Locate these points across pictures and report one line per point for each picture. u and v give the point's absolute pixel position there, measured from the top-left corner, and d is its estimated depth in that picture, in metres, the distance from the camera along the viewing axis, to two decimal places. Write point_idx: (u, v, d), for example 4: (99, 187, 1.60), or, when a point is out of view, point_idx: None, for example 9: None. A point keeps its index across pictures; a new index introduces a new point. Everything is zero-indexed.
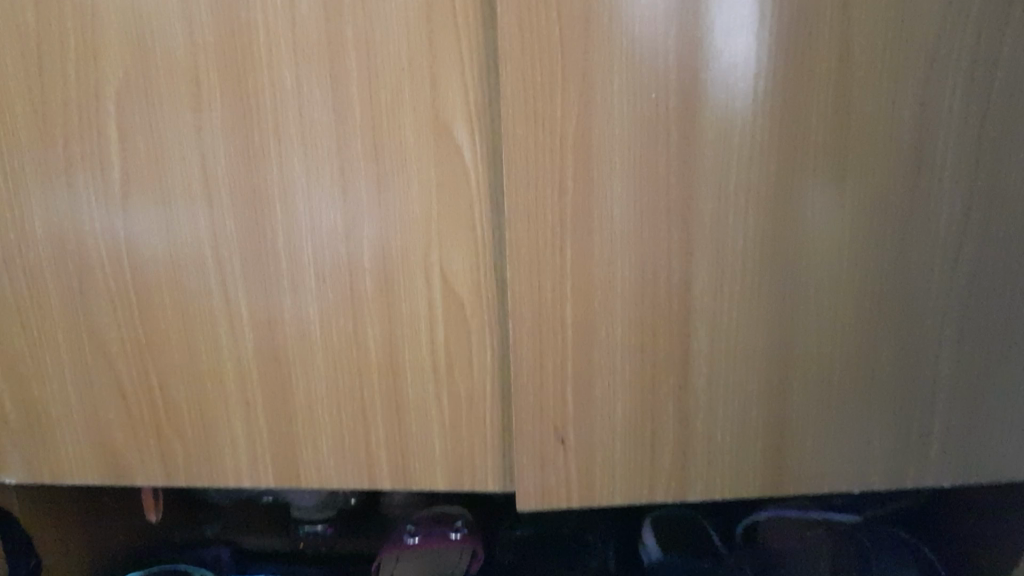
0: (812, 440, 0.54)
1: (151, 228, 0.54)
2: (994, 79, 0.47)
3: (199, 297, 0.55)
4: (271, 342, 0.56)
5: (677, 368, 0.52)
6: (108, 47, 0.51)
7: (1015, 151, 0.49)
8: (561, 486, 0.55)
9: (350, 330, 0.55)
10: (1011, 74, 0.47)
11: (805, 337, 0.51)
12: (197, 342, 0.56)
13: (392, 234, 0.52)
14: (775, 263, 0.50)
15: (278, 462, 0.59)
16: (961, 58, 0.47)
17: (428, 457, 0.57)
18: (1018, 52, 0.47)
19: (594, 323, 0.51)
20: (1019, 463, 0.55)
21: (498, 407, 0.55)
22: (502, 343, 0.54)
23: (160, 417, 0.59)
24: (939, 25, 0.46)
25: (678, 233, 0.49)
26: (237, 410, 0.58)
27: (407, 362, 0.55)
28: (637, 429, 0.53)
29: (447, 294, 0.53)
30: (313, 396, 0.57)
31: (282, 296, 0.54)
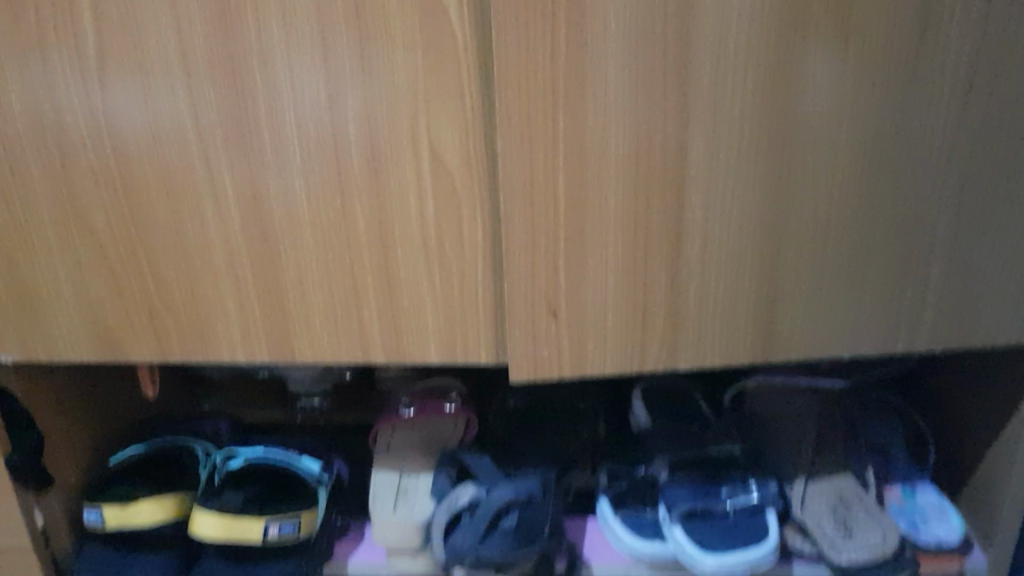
0: (803, 307, 0.54)
1: (129, 103, 0.52)
2: None
3: (184, 174, 0.54)
4: (260, 218, 0.55)
5: (670, 239, 0.51)
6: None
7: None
8: (554, 358, 0.55)
9: (339, 204, 0.54)
10: None
11: (800, 204, 0.51)
12: (184, 220, 0.56)
13: (379, 107, 0.51)
14: (772, 129, 0.49)
15: (271, 337, 0.59)
16: None
17: (421, 329, 0.57)
18: None
19: (587, 194, 0.50)
20: (1002, 321, 0.56)
21: (489, 279, 0.55)
22: (493, 215, 0.53)
23: (150, 294, 0.58)
24: None
25: (674, 100, 0.48)
26: (228, 288, 0.58)
27: (397, 236, 0.54)
28: (630, 300, 0.53)
29: (436, 166, 0.52)
30: (303, 271, 0.56)
31: (268, 172, 0.53)
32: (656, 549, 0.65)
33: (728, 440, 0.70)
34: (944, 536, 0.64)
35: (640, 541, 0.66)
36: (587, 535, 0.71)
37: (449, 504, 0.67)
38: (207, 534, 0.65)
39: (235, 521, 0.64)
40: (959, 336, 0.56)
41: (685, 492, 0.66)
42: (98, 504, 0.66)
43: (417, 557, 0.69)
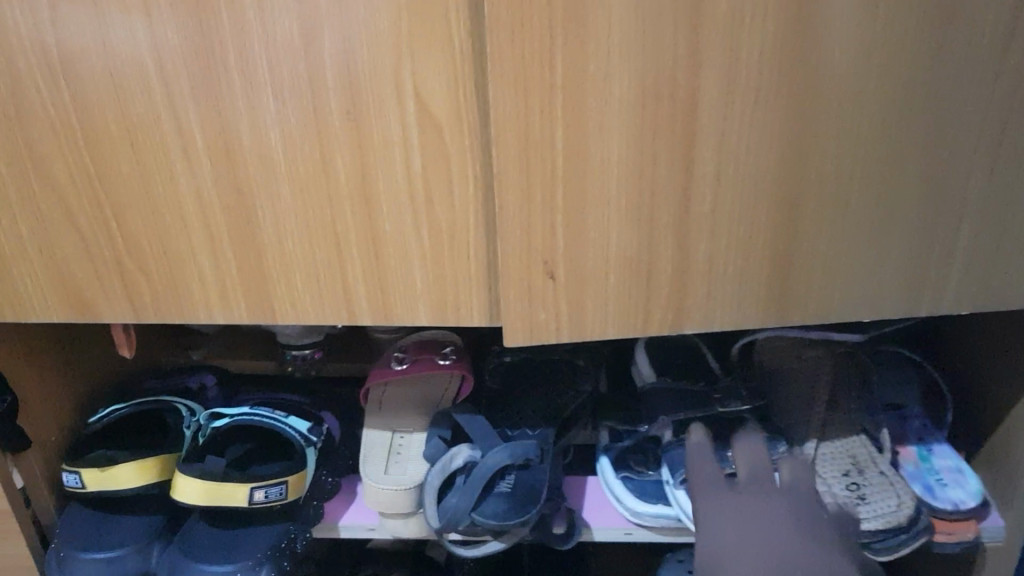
0: (821, 268, 0.50)
1: (86, 46, 0.48)
2: None
3: (149, 125, 0.50)
4: (233, 172, 0.51)
5: (678, 196, 0.47)
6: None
7: None
8: (551, 322, 0.51)
9: (318, 157, 0.50)
10: None
11: (820, 158, 0.47)
12: (152, 174, 0.52)
13: (358, 52, 0.46)
14: (791, 78, 0.44)
15: (251, 297, 0.55)
16: None
17: (409, 288, 0.54)
18: None
19: (587, 148, 0.46)
20: None
21: (482, 238, 0.51)
22: (485, 169, 0.49)
23: (119, 251, 0.55)
24: None
25: (684, 44, 0.43)
26: (203, 245, 0.54)
27: (382, 191, 0.50)
28: (633, 261, 0.49)
29: (423, 116, 0.48)
30: (282, 229, 0.52)
31: (241, 122, 0.49)
32: (661, 510, 0.63)
33: (737, 399, 0.67)
34: (963, 499, 0.60)
35: (641, 503, 0.64)
36: (589, 496, 0.69)
37: (443, 465, 0.64)
38: (191, 499, 0.61)
39: (217, 486, 0.61)
40: (990, 293, 0.52)
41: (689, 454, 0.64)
42: (77, 468, 0.63)
43: (409, 520, 0.66)
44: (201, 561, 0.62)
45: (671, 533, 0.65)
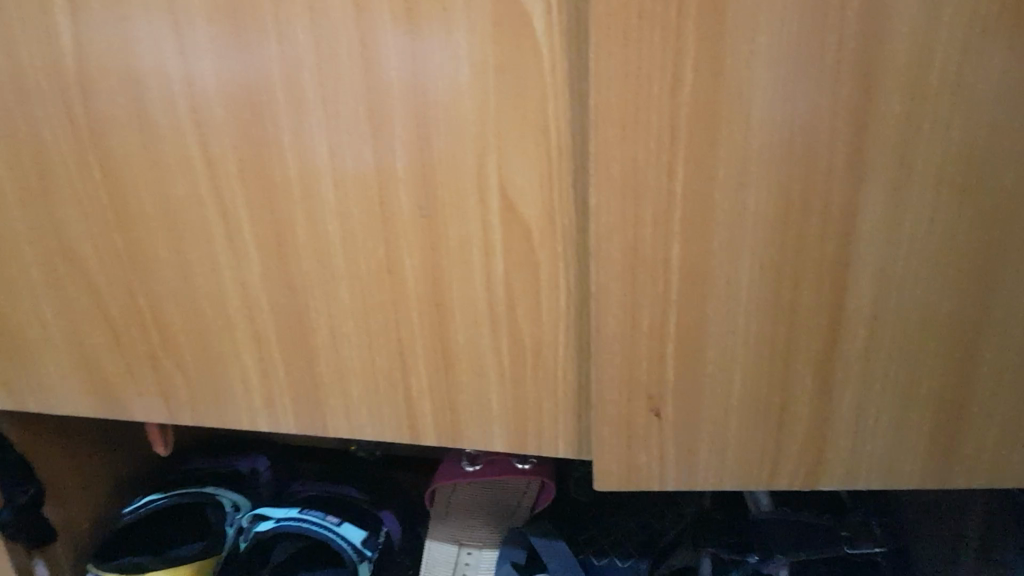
0: (1004, 427, 0.39)
1: (122, 118, 0.41)
2: None
3: (190, 209, 0.43)
4: (283, 269, 0.43)
5: (824, 330, 0.38)
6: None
7: None
8: (652, 464, 0.42)
9: (382, 256, 0.41)
10: None
11: (1012, 294, 0.36)
12: (191, 262, 0.44)
13: (434, 138, 0.38)
14: (981, 193, 0.34)
15: (300, 406, 0.47)
16: None
17: (484, 409, 0.45)
18: None
19: (711, 267, 0.37)
20: None
21: (573, 358, 0.42)
22: (581, 280, 0.40)
23: (153, 345, 0.47)
24: None
25: (843, 149, 0.34)
26: (247, 347, 0.46)
27: (456, 299, 0.42)
28: (760, 403, 0.40)
29: (509, 216, 0.39)
30: (338, 334, 0.44)
31: (293, 213, 0.41)
32: None
33: (868, 539, 0.57)
34: None
35: None
36: None
37: None
38: None
39: None
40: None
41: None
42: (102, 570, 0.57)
43: None
44: None
45: None
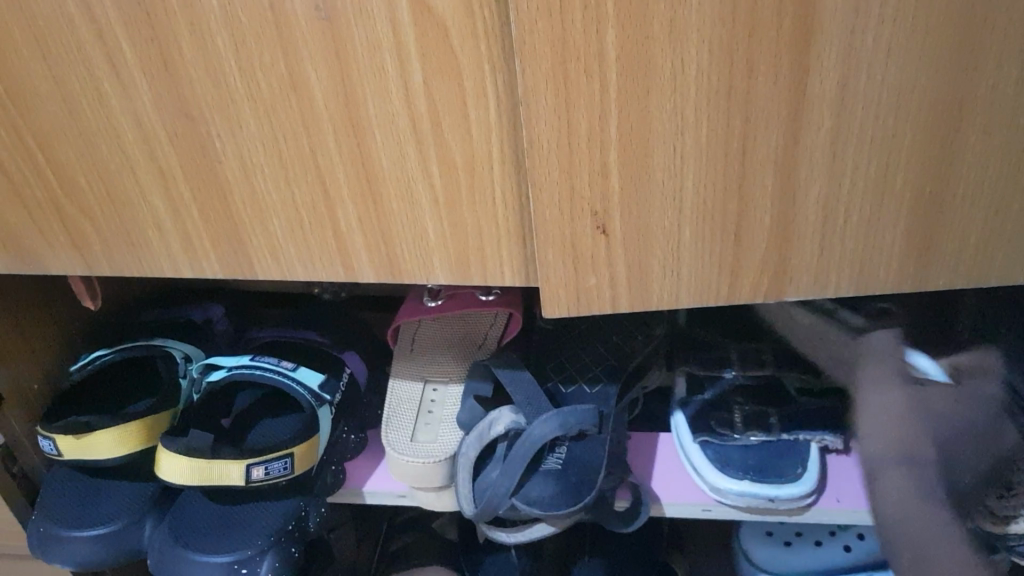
0: (980, 216, 0.36)
1: None
2: None
3: (61, 33, 0.37)
4: (176, 93, 0.38)
5: (784, 123, 0.33)
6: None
7: None
8: (603, 286, 0.39)
9: (282, 71, 0.36)
10: None
11: (997, 69, 0.31)
12: (75, 93, 0.39)
13: None
14: None
15: (221, 246, 0.44)
16: None
17: (420, 240, 0.41)
18: None
19: (652, 58, 0.32)
20: None
21: (510, 178, 0.38)
22: (510, 84, 0.35)
23: (53, 188, 0.43)
24: None
25: None
26: (155, 186, 0.42)
27: (374, 117, 0.37)
28: (716, 210, 0.36)
29: (418, 15, 0.33)
30: (250, 165, 0.40)
31: (175, 25, 0.36)
32: (745, 489, 0.52)
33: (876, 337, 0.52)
34: None
35: (724, 477, 0.53)
36: (660, 462, 0.58)
37: (480, 435, 0.53)
38: (178, 480, 0.52)
39: (207, 467, 0.51)
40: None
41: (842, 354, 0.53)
42: (49, 434, 0.54)
43: (444, 493, 0.56)
44: (200, 551, 0.53)
45: (758, 511, 0.54)
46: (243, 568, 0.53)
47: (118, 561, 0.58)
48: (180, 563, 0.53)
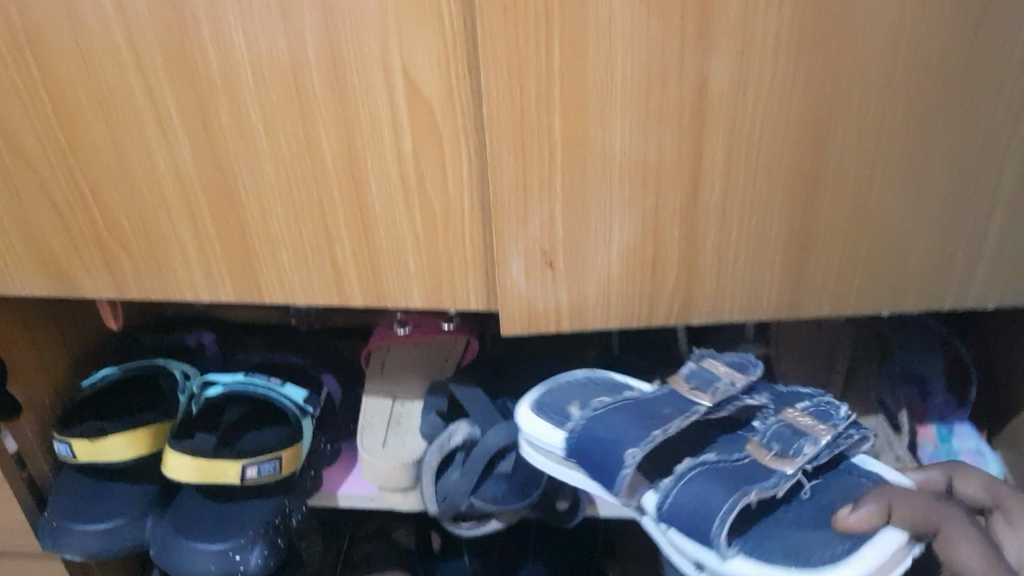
0: (838, 262, 0.47)
1: (52, 17, 0.44)
2: None
3: (124, 99, 0.47)
4: (212, 150, 0.48)
5: (686, 186, 0.44)
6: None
7: None
8: (550, 309, 0.49)
9: (300, 135, 0.46)
10: None
11: (841, 147, 0.43)
12: (128, 148, 0.48)
13: (339, 27, 0.42)
14: (809, 59, 0.40)
15: (236, 275, 0.53)
16: None
17: (403, 271, 0.51)
18: None
19: (588, 135, 0.42)
20: None
21: (477, 224, 0.48)
22: (479, 151, 0.45)
23: (99, 225, 0.52)
24: None
25: (693, 26, 0.39)
26: (186, 224, 0.51)
27: (371, 173, 0.47)
28: (637, 252, 0.46)
29: (410, 96, 0.44)
30: (266, 208, 0.49)
31: (217, 96, 0.45)
32: None
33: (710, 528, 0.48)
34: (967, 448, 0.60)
35: None
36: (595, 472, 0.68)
37: (441, 444, 0.62)
38: (181, 477, 0.60)
39: (208, 466, 0.60)
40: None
41: (596, 443, 0.49)
42: (66, 439, 0.62)
43: (409, 493, 0.66)
44: (198, 540, 0.61)
45: None
46: (236, 554, 0.61)
47: (117, 554, 0.66)
48: (179, 552, 0.62)
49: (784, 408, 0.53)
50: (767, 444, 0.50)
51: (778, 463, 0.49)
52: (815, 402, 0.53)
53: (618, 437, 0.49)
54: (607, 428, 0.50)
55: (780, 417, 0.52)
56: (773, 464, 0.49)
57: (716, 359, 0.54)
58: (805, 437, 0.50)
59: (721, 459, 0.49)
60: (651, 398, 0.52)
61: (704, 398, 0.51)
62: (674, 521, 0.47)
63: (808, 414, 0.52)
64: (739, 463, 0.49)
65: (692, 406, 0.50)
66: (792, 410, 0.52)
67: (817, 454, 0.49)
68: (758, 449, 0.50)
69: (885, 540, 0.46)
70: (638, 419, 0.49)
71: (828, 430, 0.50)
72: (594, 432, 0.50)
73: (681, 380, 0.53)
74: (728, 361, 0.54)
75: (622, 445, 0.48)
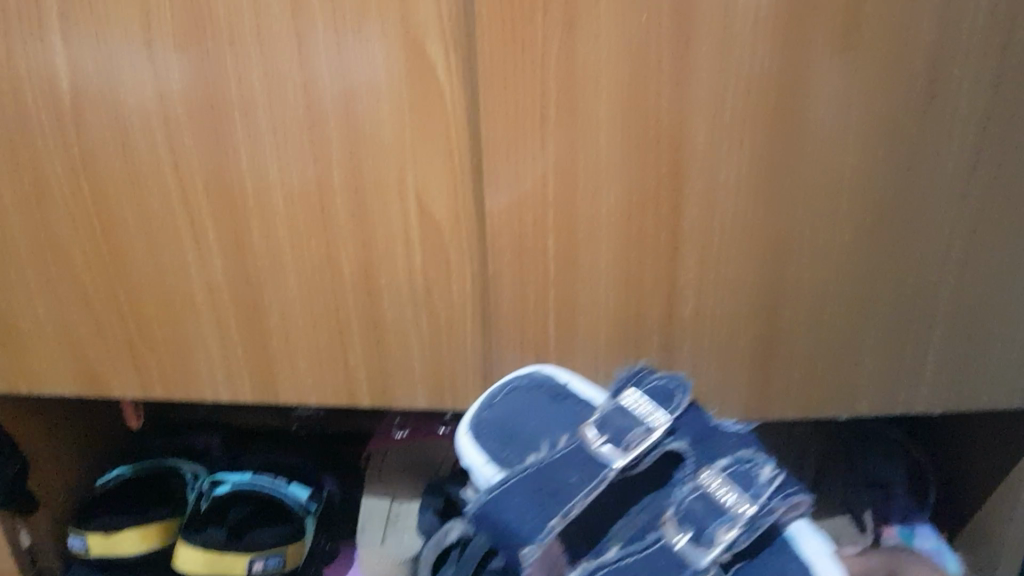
0: (799, 369, 0.53)
1: (108, 146, 0.50)
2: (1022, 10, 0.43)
3: (165, 219, 0.52)
4: (242, 264, 0.53)
5: (663, 298, 0.51)
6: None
7: None
8: None
9: (323, 252, 0.52)
10: None
11: (798, 266, 0.50)
12: (164, 262, 0.54)
13: (363, 158, 0.48)
14: (767, 189, 0.47)
15: (255, 377, 0.58)
16: None
17: (408, 376, 0.56)
18: None
19: (578, 250, 0.50)
20: (1010, 394, 0.55)
21: (478, 333, 0.54)
22: (482, 268, 0.51)
23: (131, 331, 0.57)
24: None
25: (667, 161, 0.47)
26: (212, 330, 0.56)
27: (384, 286, 0.53)
28: (619, 352, 0.53)
29: (423, 219, 0.50)
30: (288, 315, 0.55)
31: (251, 216, 0.51)
32: None
33: None
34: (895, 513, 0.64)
35: None
36: None
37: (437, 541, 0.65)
38: (191, 569, 0.64)
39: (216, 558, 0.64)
40: (977, 391, 0.54)
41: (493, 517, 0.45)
42: (82, 532, 0.66)
43: None
44: None
45: None
46: None
47: None
48: None
49: (703, 463, 0.46)
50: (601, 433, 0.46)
51: (692, 552, 0.41)
52: (737, 460, 0.45)
53: (532, 440, 0.51)
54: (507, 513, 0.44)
55: (695, 482, 0.44)
56: (682, 549, 0.42)
57: (638, 385, 0.48)
58: (719, 518, 0.42)
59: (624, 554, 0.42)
60: (548, 465, 0.46)
61: (618, 456, 0.45)
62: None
63: (727, 479, 0.44)
64: (649, 548, 0.42)
65: (600, 469, 0.44)
66: (709, 473, 0.44)
67: (738, 542, 0.41)
68: (669, 525, 0.43)
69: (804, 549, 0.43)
70: (560, 430, 0.51)
71: (750, 506, 0.42)
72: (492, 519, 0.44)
73: (594, 435, 0.46)
74: (649, 392, 0.47)
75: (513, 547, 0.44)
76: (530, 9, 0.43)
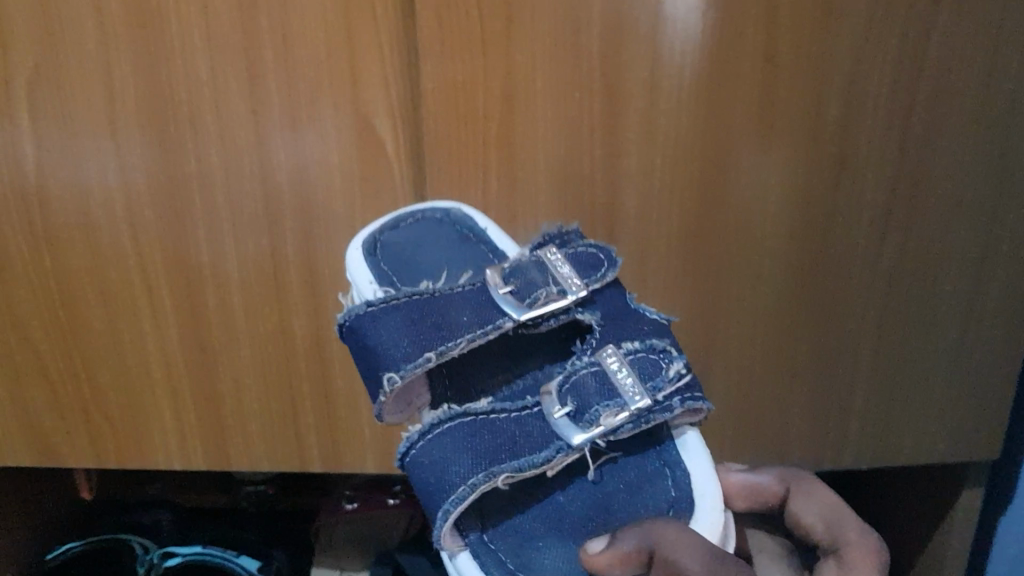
0: (729, 423, 0.57)
1: (69, 220, 0.52)
2: (918, 95, 0.47)
3: (123, 290, 0.54)
4: (197, 334, 0.55)
5: None
6: (7, 15, 0.46)
7: (938, 162, 0.49)
8: None
9: (276, 321, 0.54)
10: (935, 89, 0.47)
11: (725, 328, 0.53)
12: (122, 332, 0.55)
13: (317, 230, 0.51)
14: (694, 257, 0.51)
15: (208, 444, 0.59)
16: (885, 72, 0.47)
17: (359, 438, 0.59)
18: (941, 67, 0.46)
19: None
20: (926, 446, 0.58)
21: None
22: None
23: (87, 401, 0.58)
24: (862, 42, 0.46)
25: (601, 229, 0.51)
26: (167, 398, 0.58)
27: (336, 348, 0.55)
28: None
29: None
30: (240, 383, 0.57)
31: (207, 287, 0.53)
32: None
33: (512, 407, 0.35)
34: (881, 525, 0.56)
35: None
36: None
37: None
38: None
39: None
40: (897, 443, 0.58)
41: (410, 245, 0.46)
42: None
43: None
44: None
45: None
46: None
47: None
48: None
49: (608, 343, 0.37)
50: (507, 277, 0.40)
51: (565, 425, 0.34)
52: (646, 347, 0.36)
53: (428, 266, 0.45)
54: (387, 329, 0.37)
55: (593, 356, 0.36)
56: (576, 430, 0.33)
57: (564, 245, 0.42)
58: (607, 400, 0.34)
59: (495, 409, 0.35)
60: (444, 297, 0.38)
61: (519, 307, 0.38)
62: (411, 477, 0.34)
63: (628, 364, 0.35)
64: (520, 416, 0.35)
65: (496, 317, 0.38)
66: (610, 350, 0.36)
67: (623, 432, 0.33)
68: (550, 396, 0.35)
69: (687, 458, 0.35)
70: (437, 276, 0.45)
71: (641, 397, 0.34)
72: (366, 338, 0.37)
73: (498, 277, 0.39)
74: (574, 257, 0.41)
75: (389, 357, 0.36)
76: (470, 90, 0.47)
